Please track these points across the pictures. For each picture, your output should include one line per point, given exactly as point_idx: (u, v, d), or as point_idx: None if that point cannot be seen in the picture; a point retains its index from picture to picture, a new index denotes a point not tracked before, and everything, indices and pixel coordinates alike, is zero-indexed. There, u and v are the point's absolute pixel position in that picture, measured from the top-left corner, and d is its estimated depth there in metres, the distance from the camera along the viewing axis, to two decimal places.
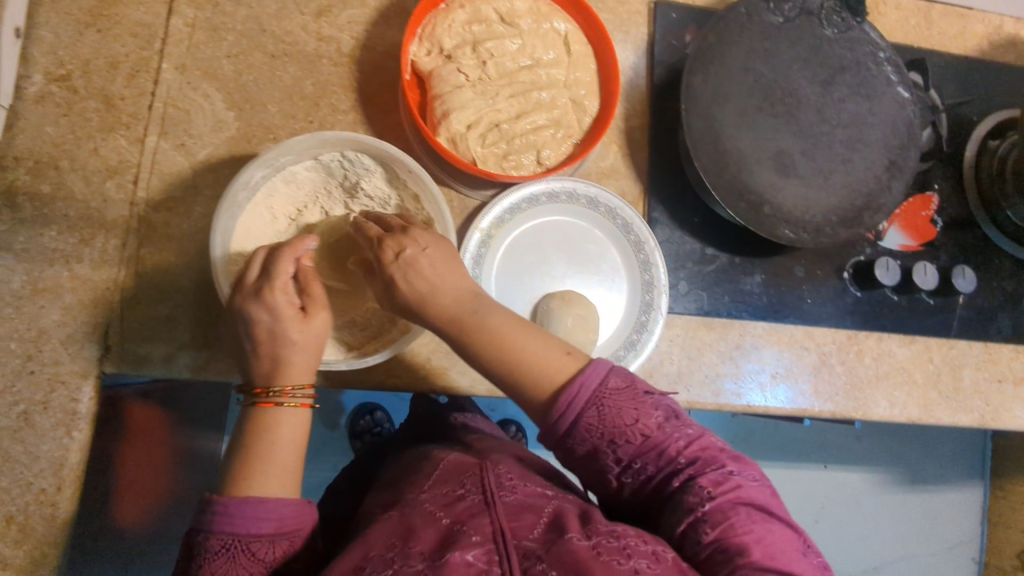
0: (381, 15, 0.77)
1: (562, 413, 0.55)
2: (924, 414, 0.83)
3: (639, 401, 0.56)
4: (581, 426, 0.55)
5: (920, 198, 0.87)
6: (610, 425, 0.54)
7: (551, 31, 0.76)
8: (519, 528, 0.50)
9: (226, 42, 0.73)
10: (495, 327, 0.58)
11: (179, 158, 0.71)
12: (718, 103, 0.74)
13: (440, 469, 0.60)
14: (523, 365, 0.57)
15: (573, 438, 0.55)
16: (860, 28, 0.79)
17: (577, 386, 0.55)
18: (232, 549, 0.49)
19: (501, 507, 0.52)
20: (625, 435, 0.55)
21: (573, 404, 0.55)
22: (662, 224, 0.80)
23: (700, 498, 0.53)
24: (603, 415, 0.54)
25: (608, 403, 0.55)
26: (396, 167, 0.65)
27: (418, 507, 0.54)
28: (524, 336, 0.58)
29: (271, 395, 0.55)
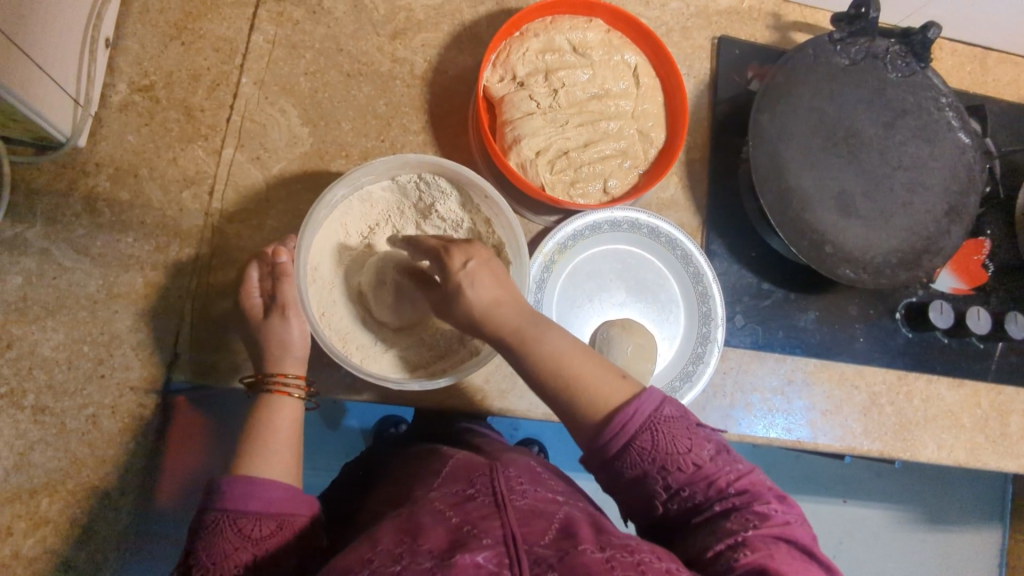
0: (453, 40, 0.79)
1: (614, 435, 0.51)
2: (971, 458, 0.83)
3: (692, 431, 0.52)
4: (630, 451, 0.51)
5: (973, 243, 0.87)
6: (662, 451, 0.51)
7: (621, 63, 0.77)
8: (530, 534, 0.47)
9: (304, 59, 0.75)
10: (553, 350, 0.52)
11: (254, 171, 0.72)
12: (784, 140, 0.75)
13: (450, 469, 0.58)
14: (573, 386, 0.52)
15: (620, 461, 0.51)
16: (923, 73, 0.80)
17: (631, 409, 0.51)
18: (221, 523, 0.50)
19: (512, 510, 0.49)
20: (676, 461, 0.51)
21: (628, 426, 0.51)
22: (720, 257, 0.81)
23: (741, 525, 0.49)
24: (657, 440, 0.51)
25: (662, 431, 0.51)
26: (472, 191, 0.67)
27: (426, 506, 0.51)
28: (583, 361, 0.52)
29: (265, 381, 0.61)
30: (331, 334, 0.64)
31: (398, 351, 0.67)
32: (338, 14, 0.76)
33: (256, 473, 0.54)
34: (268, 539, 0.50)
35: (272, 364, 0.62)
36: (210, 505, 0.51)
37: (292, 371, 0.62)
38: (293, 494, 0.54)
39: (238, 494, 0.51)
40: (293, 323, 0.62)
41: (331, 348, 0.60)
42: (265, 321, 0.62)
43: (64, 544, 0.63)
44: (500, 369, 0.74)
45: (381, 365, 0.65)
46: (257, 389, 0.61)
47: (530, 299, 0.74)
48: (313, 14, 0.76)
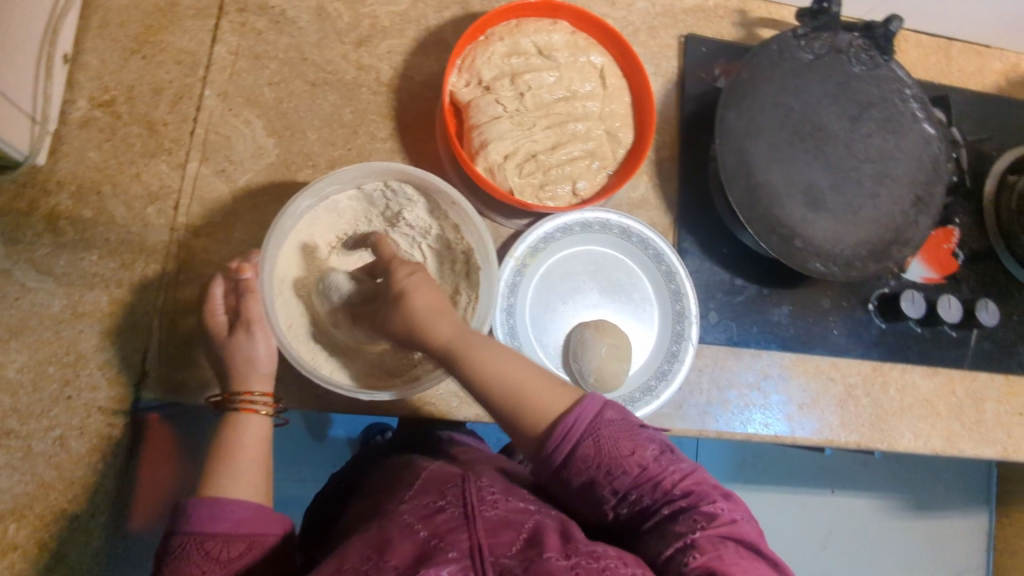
0: (419, 46, 0.79)
1: (558, 443, 0.52)
2: (948, 446, 0.83)
3: (635, 433, 0.53)
4: (573, 458, 0.52)
5: (942, 232, 0.89)
6: (606, 456, 0.52)
7: (587, 64, 0.77)
8: (497, 545, 0.47)
9: (267, 69, 0.74)
10: (495, 361, 0.52)
11: (219, 185, 0.71)
12: (751, 136, 0.76)
13: (421, 481, 0.58)
14: (510, 406, 0.52)
15: (566, 468, 0.52)
16: (887, 66, 0.80)
17: (573, 415, 0.52)
18: (187, 547, 0.50)
19: (481, 520, 0.49)
20: (622, 464, 0.52)
21: (569, 433, 0.52)
22: (692, 255, 0.81)
23: (689, 526, 0.49)
24: (601, 444, 0.52)
25: (606, 433, 0.52)
26: (439, 198, 0.66)
27: (395, 519, 0.51)
28: (524, 372, 0.53)
29: (233, 401, 0.59)
30: (299, 346, 0.64)
31: (371, 360, 0.67)
32: (302, 23, 0.76)
33: (224, 495, 0.53)
34: (237, 560, 0.50)
35: (238, 383, 0.60)
36: (177, 528, 0.51)
37: (258, 388, 0.61)
38: (262, 513, 0.53)
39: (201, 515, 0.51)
40: (258, 340, 0.61)
41: (298, 360, 0.60)
42: (229, 339, 0.61)
43: (33, 571, 0.62)
44: None
45: (351, 376, 0.65)
46: (223, 408, 0.60)
47: (503, 303, 0.74)
48: (276, 24, 0.75)
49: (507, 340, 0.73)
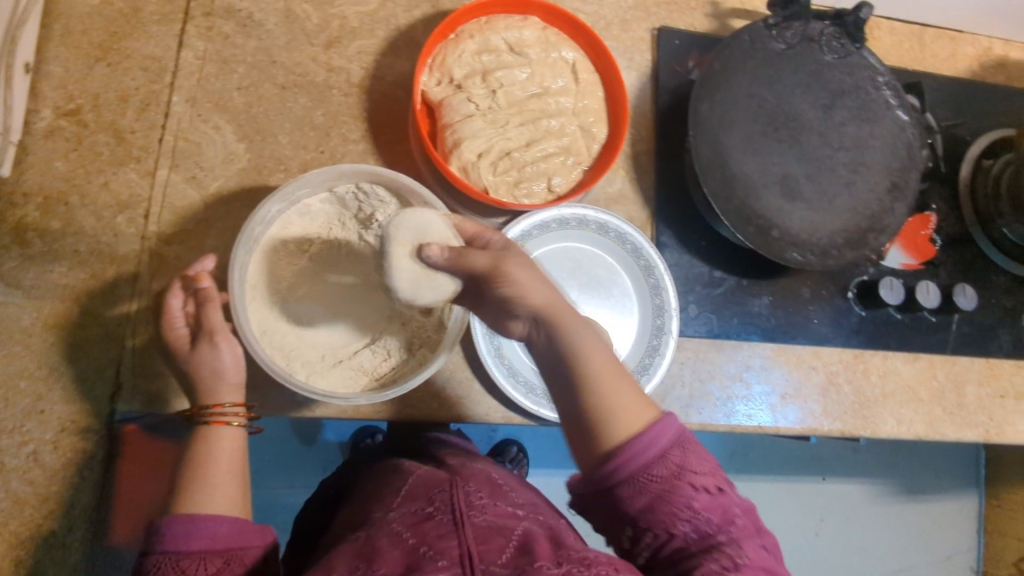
0: (390, 46, 0.78)
1: (656, 440, 0.52)
2: (930, 431, 0.84)
3: (713, 458, 0.55)
4: (657, 463, 0.52)
5: (920, 218, 0.89)
6: (695, 465, 0.53)
7: (559, 60, 0.76)
8: (488, 552, 0.50)
9: (236, 73, 0.74)
10: (594, 353, 0.55)
11: (190, 192, 0.70)
12: (725, 128, 0.76)
13: (409, 485, 0.61)
14: (599, 399, 0.53)
15: (647, 473, 0.52)
16: (859, 54, 0.81)
17: (670, 420, 0.54)
18: (164, 566, 0.51)
19: (470, 527, 0.52)
20: (702, 482, 0.53)
21: (666, 433, 0.53)
22: (670, 248, 0.81)
23: (738, 553, 0.51)
24: (687, 456, 0.53)
25: (690, 450, 0.53)
26: (412, 199, 0.66)
27: (383, 530, 0.54)
28: (617, 372, 0.55)
29: (202, 414, 0.59)
30: (273, 352, 0.62)
31: (350, 365, 0.65)
32: (270, 26, 0.75)
33: (199, 510, 0.54)
34: None
35: (205, 397, 0.60)
36: (152, 548, 0.52)
37: (228, 400, 0.60)
38: (237, 527, 0.55)
39: (172, 535, 0.52)
40: (223, 350, 0.60)
41: (272, 367, 0.59)
42: (192, 352, 0.60)
43: None
44: (454, 374, 0.73)
45: (328, 381, 0.64)
46: (194, 420, 0.59)
47: None
48: (243, 27, 0.74)
49: (487, 339, 0.72)
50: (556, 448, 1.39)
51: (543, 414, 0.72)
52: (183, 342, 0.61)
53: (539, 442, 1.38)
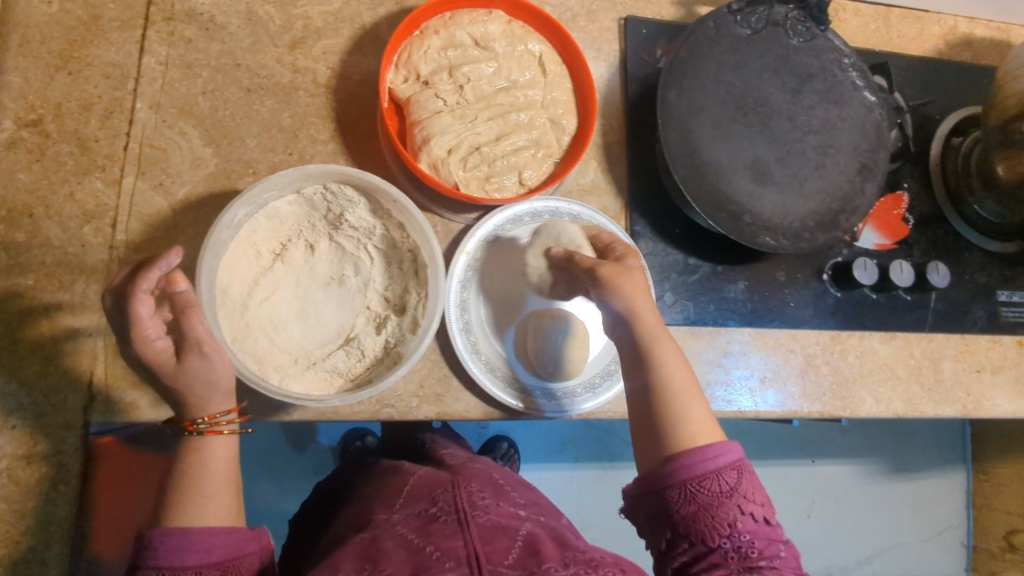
0: (355, 45, 0.77)
1: (713, 459, 0.57)
2: (909, 408, 0.84)
3: (763, 491, 0.59)
4: (711, 479, 0.56)
5: (892, 198, 0.89)
6: (744, 492, 0.57)
7: (526, 53, 0.76)
8: (494, 553, 0.59)
9: (200, 78, 0.73)
10: (671, 365, 0.61)
11: (157, 199, 0.70)
12: (694, 115, 0.76)
13: (411, 489, 0.71)
14: (673, 404, 0.59)
15: (699, 484, 0.56)
16: (824, 37, 0.81)
17: (730, 446, 0.58)
18: None
19: (475, 528, 0.62)
20: (751, 507, 0.57)
21: (724, 456, 0.57)
22: (645, 237, 0.81)
23: None
24: (742, 481, 0.57)
25: (746, 476, 0.57)
26: (380, 197, 0.65)
27: (389, 529, 0.63)
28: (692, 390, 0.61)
29: (198, 427, 0.56)
30: (246, 357, 0.62)
31: (325, 367, 0.65)
32: (233, 29, 0.74)
33: (192, 522, 0.54)
34: None
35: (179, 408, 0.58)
36: (145, 563, 0.52)
37: (222, 409, 0.57)
38: (228, 535, 0.55)
39: (165, 551, 0.52)
40: (216, 361, 0.54)
41: (242, 372, 0.58)
42: (175, 366, 0.53)
43: None
44: (433, 371, 0.73)
45: (302, 385, 0.63)
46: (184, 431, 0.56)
47: (456, 299, 0.74)
48: (206, 31, 0.74)
49: (463, 334, 0.73)
50: (547, 441, 1.39)
51: (521, 408, 0.72)
52: (166, 354, 0.53)
53: (529, 435, 1.38)
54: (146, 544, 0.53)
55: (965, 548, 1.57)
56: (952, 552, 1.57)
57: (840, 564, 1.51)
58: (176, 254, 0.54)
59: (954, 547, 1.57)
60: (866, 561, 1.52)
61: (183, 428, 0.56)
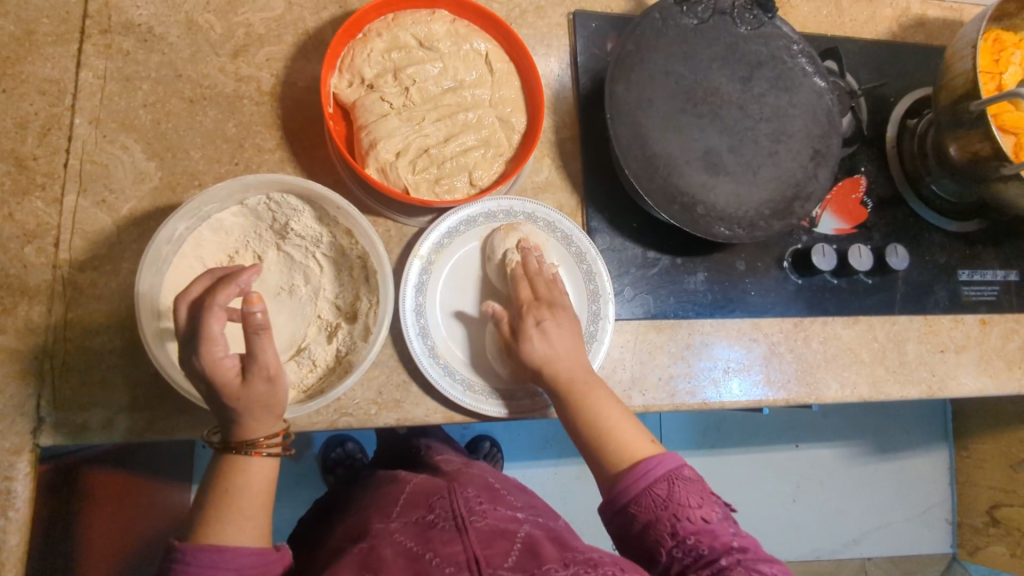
0: (299, 50, 0.76)
1: (638, 477, 0.61)
2: (874, 391, 0.84)
3: (703, 491, 0.61)
4: (643, 496, 0.61)
5: (849, 182, 0.90)
6: (676, 500, 0.60)
7: (471, 52, 0.75)
8: (494, 556, 0.57)
9: (141, 91, 0.72)
10: (591, 403, 0.67)
11: (101, 216, 0.69)
12: (643, 107, 0.75)
13: (407, 496, 0.71)
14: (600, 435, 0.65)
15: (635, 503, 0.61)
16: (771, 24, 0.81)
17: (655, 460, 0.62)
18: None
19: (473, 534, 0.61)
20: (687, 511, 0.59)
21: (649, 471, 0.61)
22: (602, 233, 0.81)
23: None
24: (673, 490, 0.60)
25: (679, 484, 0.61)
26: (324, 204, 0.64)
27: (387, 538, 0.62)
28: (617, 419, 0.66)
29: (243, 449, 0.56)
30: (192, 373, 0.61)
31: None
32: (172, 39, 0.73)
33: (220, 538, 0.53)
34: None
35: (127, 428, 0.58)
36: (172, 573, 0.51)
37: (267, 432, 0.56)
38: (256, 557, 0.54)
39: (194, 563, 0.51)
40: (279, 387, 0.54)
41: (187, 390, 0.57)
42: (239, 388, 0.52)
43: None
44: (391, 378, 0.72)
45: None
46: (232, 448, 0.56)
47: (411, 304, 0.72)
48: (144, 43, 0.72)
49: (420, 338, 0.72)
50: (530, 440, 1.39)
51: (481, 410, 0.72)
52: (232, 374, 0.52)
53: (510, 435, 1.38)
54: (175, 556, 0.51)
55: (949, 524, 1.59)
56: (937, 529, 1.58)
57: (830, 547, 1.52)
58: (254, 274, 0.55)
59: (939, 524, 1.59)
60: (854, 542, 1.54)
61: (231, 446, 0.56)
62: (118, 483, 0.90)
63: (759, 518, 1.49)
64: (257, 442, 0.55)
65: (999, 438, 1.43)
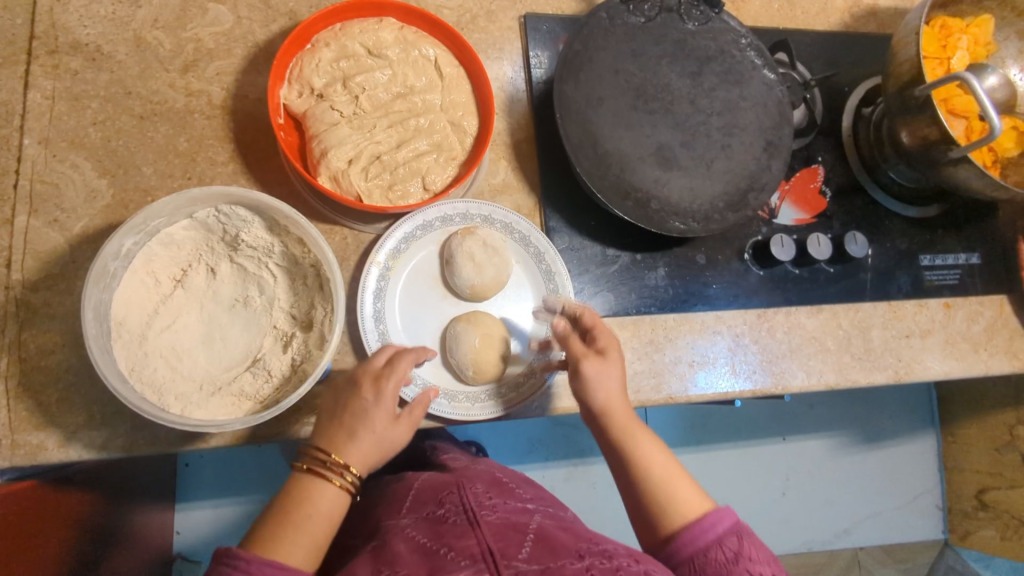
0: (250, 63, 0.76)
1: (708, 530, 0.60)
2: (841, 378, 0.84)
3: (762, 549, 0.61)
4: (714, 548, 0.59)
5: (807, 172, 0.91)
6: (748, 555, 0.59)
7: (421, 58, 0.76)
8: (508, 549, 0.56)
9: (90, 109, 0.72)
10: (643, 453, 0.65)
11: (53, 234, 0.69)
12: (593, 106, 0.76)
13: (416, 494, 0.72)
14: (656, 488, 0.63)
15: (705, 554, 0.59)
16: (719, 19, 0.82)
17: (721, 513, 0.62)
18: None
19: (486, 527, 0.60)
20: (756, 566, 0.59)
21: (719, 524, 0.61)
22: (561, 233, 0.81)
23: None
24: (742, 544, 0.60)
25: (745, 538, 0.61)
26: (274, 215, 0.65)
27: (400, 533, 0.63)
28: (672, 473, 0.64)
29: (327, 469, 0.59)
30: (144, 389, 0.60)
31: (231, 391, 0.64)
32: (121, 57, 0.73)
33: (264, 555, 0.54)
34: None
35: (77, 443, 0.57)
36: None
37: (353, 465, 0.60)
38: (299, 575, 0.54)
39: None
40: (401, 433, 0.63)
41: (138, 406, 0.57)
42: (382, 417, 0.62)
43: None
44: None
45: (206, 411, 0.62)
46: (314, 466, 0.59)
47: (369, 310, 0.72)
48: (92, 62, 0.73)
49: (380, 345, 0.72)
50: (515, 444, 1.38)
51: (442, 414, 0.71)
52: (392, 405, 0.63)
53: (496, 440, 1.37)
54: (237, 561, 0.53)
55: (939, 510, 1.59)
56: (928, 516, 1.58)
57: (820, 538, 1.52)
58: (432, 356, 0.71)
59: (930, 511, 1.58)
60: (846, 532, 1.53)
61: (327, 465, 0.59)
62: (98, 503, 0.92)
63: (748, 512, 1.49)
64: (342, 466, 0.59)
65: (983, 422, 1.43)
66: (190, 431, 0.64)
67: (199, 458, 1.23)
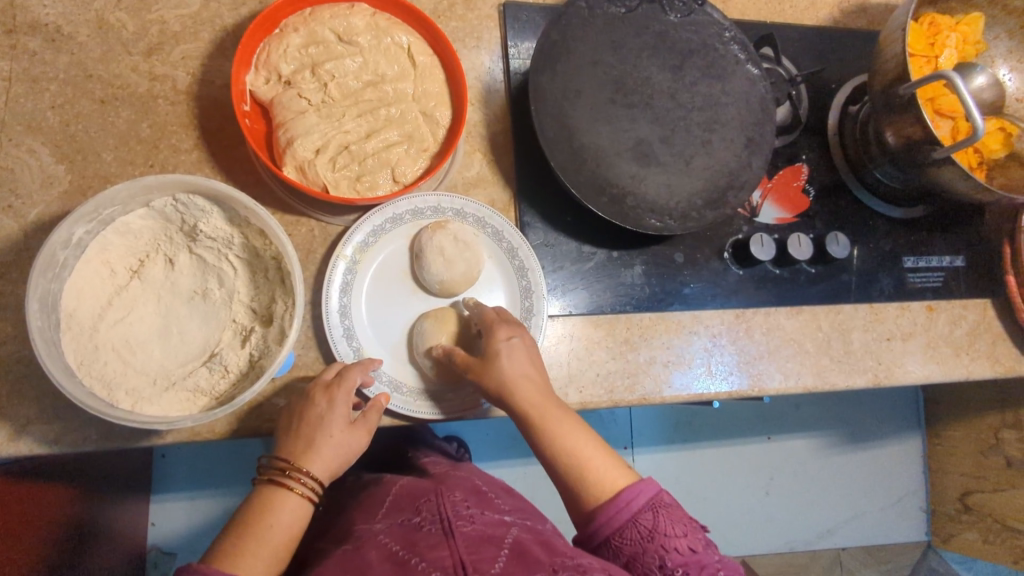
0: (217, 47, 0.74)
1: (620, 510, 0.60)
2: (819, 381, 0.83)
3: (686, 521, 0.61)
4: (628, 528, 0.60)
5: (791, 171, 0.89)
6: (660, 532, 0.59)
7: (393, 45, 0.73)
8: (480, 562, 0.55)
9: (49, 92, 0.69)
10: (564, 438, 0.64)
11: (7, 221, 0.66)
12: (570, 99, 0.74)
13: (393, 500, 0.70)
14: (574, 471, 0.63)
15: (619, 535, 0.60)
16: (702, 11, 0.80)
17: (635, 489, 0.61)
18: None
19: (461, 538, 0.59)
20: (674, 542, 0.59)
21: (631, 503, 0.60)
22: (536, 228, 0.79)
23: None
24: (658, 520, 0.59)
25: (663, 512, 0.60)
26: (233, 206, 0.63)
27: (372, 539, 0.62)
28: (591, 454, 0.63)
29: (286, 476, 0.60)
30: (94, 384, 0.58)
31: (187, 387, 0.62)
32: (82, 39, 0.71)
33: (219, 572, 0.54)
34: None
35: None
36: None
37: (311, 470, 0.60)
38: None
39: None
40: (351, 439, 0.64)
41: (84, 401, 0.55)
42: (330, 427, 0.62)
43: None
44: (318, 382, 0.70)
45: (159, 407, 0.60)
46: (272, 475, 0.60)
47: (335, 305, 0.70)
48: (52, 42, 0.70)
49: (345, 341, 0.70)
50: (497, 440, 1.36)
51: (403, 411, 0.70)
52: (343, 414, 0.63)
53: (478, 435, 1.36)
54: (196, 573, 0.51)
55: (923, 512, 1.58)
56: (912, 518, 1.57)
57: (803, 538, 1.51)
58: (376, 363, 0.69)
59: (914, 512, 1.57)
60: (829, 533, 1.53)
61: (285, 473, 0.60)
62: (67, 497, 0.90)
63: (729, 511, 1.48)
64: (296, 471, 0.60)
65: (969, 425, 1.42)
66: (143, 426, 0.63)
67: (176, 450, 1.20)
